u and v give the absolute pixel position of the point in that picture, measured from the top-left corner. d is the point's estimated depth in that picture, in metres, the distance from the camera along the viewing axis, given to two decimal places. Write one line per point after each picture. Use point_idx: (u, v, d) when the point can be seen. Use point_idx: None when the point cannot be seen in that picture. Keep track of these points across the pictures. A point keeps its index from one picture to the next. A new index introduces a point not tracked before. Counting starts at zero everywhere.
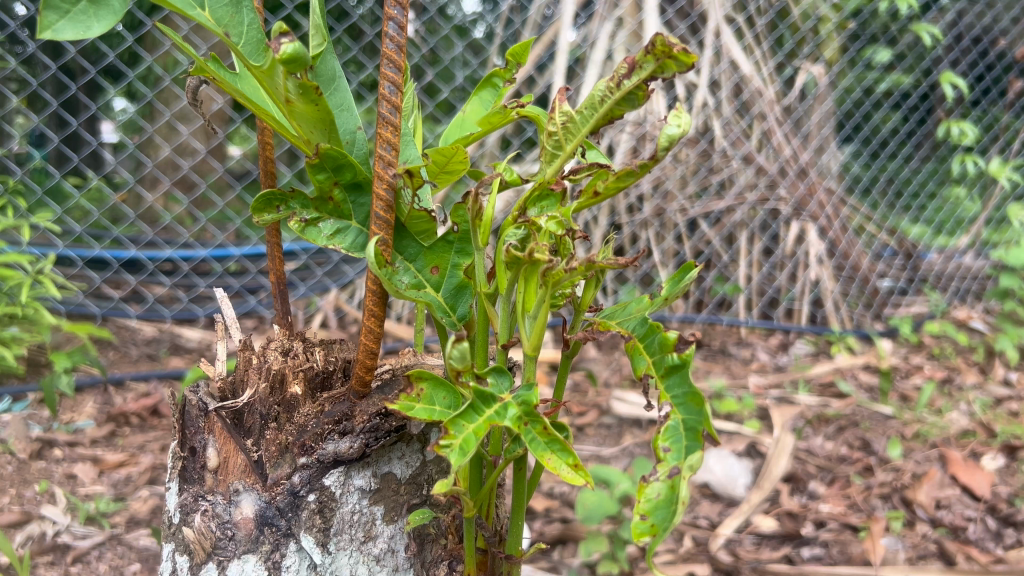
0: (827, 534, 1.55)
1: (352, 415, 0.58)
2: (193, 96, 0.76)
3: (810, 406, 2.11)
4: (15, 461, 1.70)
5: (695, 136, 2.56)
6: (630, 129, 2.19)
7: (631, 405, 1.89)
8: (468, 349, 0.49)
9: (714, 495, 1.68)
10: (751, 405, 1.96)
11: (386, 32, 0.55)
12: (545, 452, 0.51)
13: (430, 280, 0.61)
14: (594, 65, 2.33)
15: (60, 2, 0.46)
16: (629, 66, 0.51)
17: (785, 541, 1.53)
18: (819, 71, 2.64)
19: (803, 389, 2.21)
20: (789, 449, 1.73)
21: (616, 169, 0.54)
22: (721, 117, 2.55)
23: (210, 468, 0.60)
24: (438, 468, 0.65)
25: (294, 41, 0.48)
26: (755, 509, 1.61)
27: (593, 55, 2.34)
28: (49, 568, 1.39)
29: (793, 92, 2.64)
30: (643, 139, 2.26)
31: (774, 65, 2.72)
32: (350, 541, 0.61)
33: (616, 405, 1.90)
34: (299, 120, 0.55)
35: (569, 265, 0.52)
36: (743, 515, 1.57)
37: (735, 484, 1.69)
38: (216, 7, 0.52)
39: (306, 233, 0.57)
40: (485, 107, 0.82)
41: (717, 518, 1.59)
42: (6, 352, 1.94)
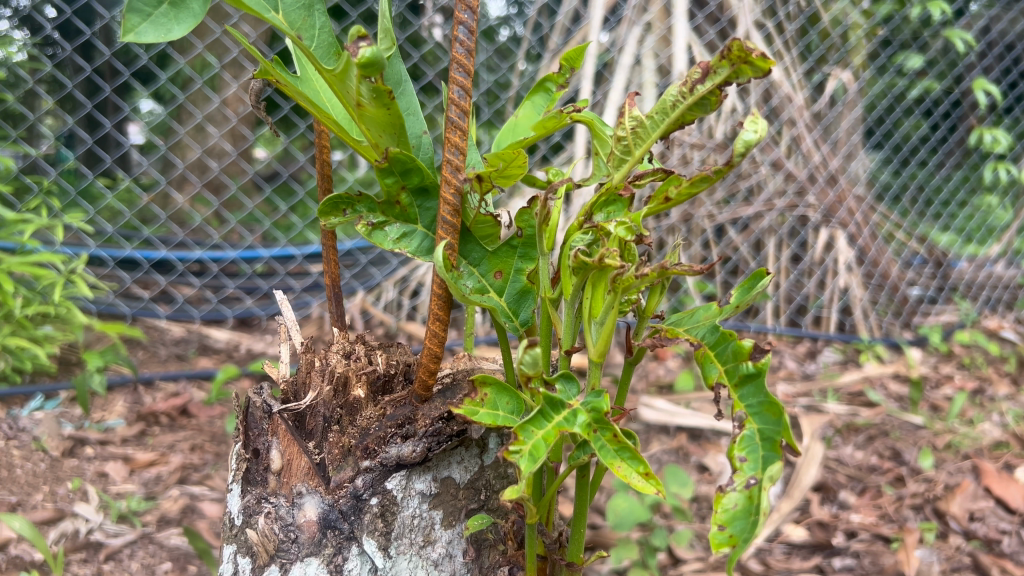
0: (858, 544, 1.53)
1: (414, 419, 0.58)
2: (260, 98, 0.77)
3: (840, 416, 2.08)
4: (47, 459, 1.72)
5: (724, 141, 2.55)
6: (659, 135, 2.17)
7: (658, 411, 1.83)
8: (540, 355, 0.49)
9: None
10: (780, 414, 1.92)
11: (456, 37, 0.55)
12: (614, 459, 0.51)
13: (493, 285, 0.60)
14: (624, 71, 2.33)
15: (142, 5, 0.46)
16: (703, 71, 0.51)
17: (815, 551, 1.52)
18: (850, 77, 2.62)
19: (832, 398, 2.20)
20: (819, 458, 1.69)
21: (688, 174, 0.52)
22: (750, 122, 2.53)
23: (273, 470, 0.60)
24: (495, 474, 0.65)
25: (372, 45, 0.48)
26: (785, 518, 1.59)
27: (622, 59, 2.34)
28: (82, 565, 1.41)
29: (823, 98, 2.62)
30: (672, 143, 2.25)
31: (803, 71, 2.70)
32: (410, 546, 0.61)
33: (643, 411, 1.84)
34: (368, 125, 0.55)
35: (640, 272, 0.52)
36: (772, 524, 1.56)
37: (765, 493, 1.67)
38: (290, 10, 0.52)
39: (373, 236, 0.57)
40: (536, 112, 0.82)
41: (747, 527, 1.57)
42: (38, 350, 1.96)
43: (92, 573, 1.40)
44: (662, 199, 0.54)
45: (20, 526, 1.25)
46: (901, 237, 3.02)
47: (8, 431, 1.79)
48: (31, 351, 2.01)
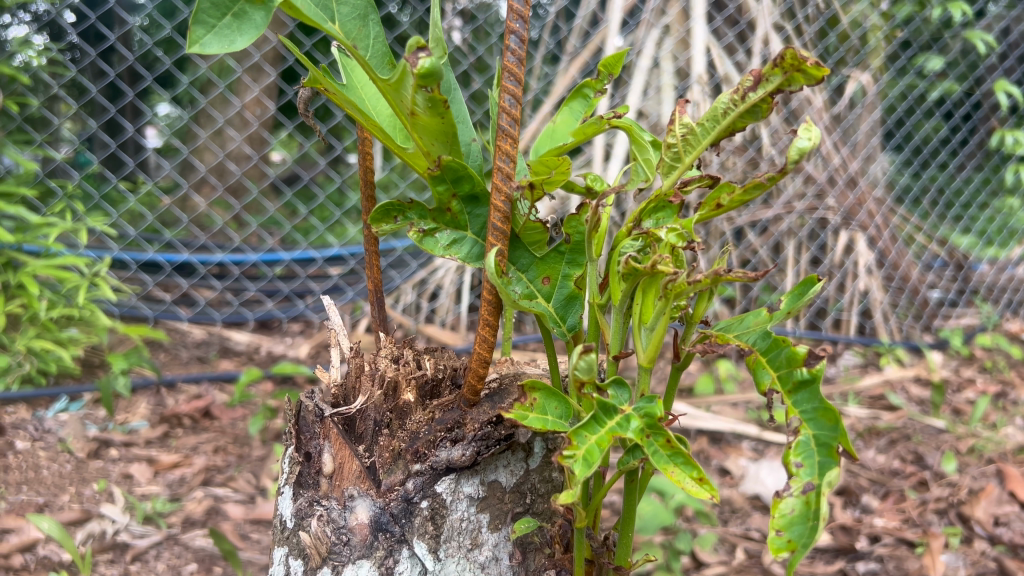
0: (882, 549, 1.53)
1: (462, 423, 0.59)
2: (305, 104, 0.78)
3: (862, 420, 2.08)
4: (73, 460, 1.74)
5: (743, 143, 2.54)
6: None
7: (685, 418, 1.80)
8: (594, 361, 0.50)
9: (765, 508, 1.63)
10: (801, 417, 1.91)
11: (508, 46, 0.55)
12: (668, 465, 0.51)
13: (541, 290, 0.60)
14: (642, 74, 2.33)
15: (207, 17, 0.46)
16: (755, 79, 0.51)
17: (839, 555, 1.52)
18: (870, 79, 2.61)
19: (853, 401, 2.19)
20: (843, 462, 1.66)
21: (742, 182, 0.52)
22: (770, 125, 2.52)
23: (325, 473, 0.61)
24: (541, 478, 0.65)
25: (430, 56, 0.48)
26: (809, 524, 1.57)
27: (640, 62, 2.35)
28: (109, 566, 1.42)
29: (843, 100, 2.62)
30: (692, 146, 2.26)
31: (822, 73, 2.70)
32: (458, 549, 0.61)
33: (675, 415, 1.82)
34: (420, 133, 0.55)
35: (692, 278, 0.52)
36: None
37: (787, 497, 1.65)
38: (346, 21, 0.53)
39: (424, 243, 0.58)
40: (574, 118, 0.82)
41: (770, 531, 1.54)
42: (64, 352, 1.98)
43: (119, 573, 1.41)
44: (714, 205, 0.54)
45: (49, 527, 1.29)
46: (922, 239, 3.01)
47: (34, 432, 1.81)
48: (56, 354, 2.03)
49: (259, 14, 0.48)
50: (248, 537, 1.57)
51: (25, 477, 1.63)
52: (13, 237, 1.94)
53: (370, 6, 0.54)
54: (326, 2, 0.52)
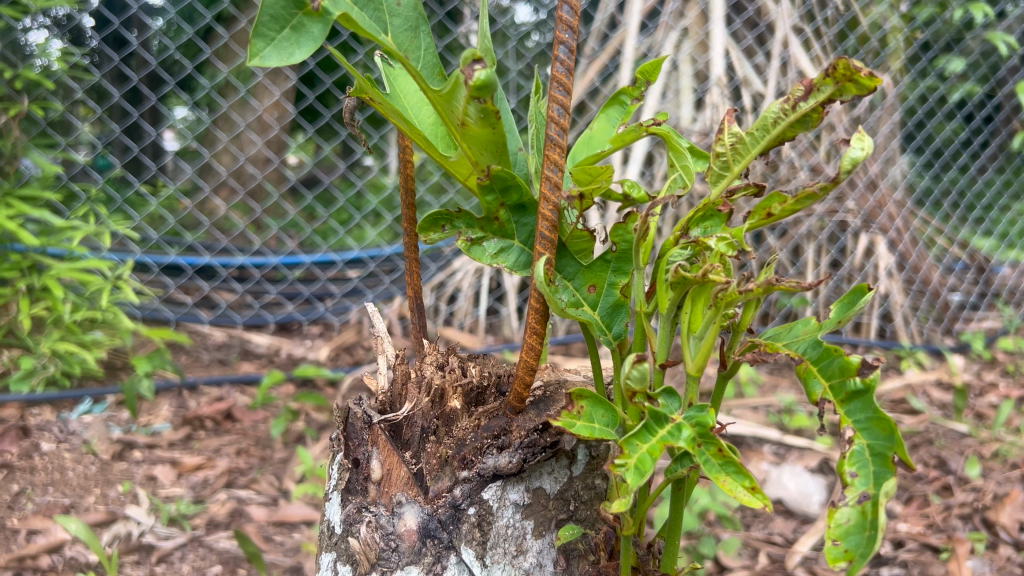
0: (907, 554, 1.52)
1: (509, 430, 0.60)
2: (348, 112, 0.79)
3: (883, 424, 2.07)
4: (98, 461, 1.76)
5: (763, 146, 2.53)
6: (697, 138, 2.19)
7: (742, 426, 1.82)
8: (646, 370, 0.50)
9: (787, 512, 1.63)
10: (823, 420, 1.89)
11: (557, 56, 0.56)
12: (719, 473, 0.51)
13: (587, 299, 0.61)
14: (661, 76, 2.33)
15: (267, 30, 0.47)
16: (807, 88, 0.51)
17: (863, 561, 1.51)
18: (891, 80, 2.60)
19: None
20: None
21: (793, 191, 0.52)
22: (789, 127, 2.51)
23: (374, 480, 0.61)
24: (584, 485, 0.65)
25: (486, 67, 0.49)
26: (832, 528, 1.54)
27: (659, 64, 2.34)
28: (135, 567, 1.44)
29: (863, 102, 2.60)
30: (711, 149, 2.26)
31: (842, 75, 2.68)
32: (503, 555, 0.62)
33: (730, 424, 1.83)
34: (469, 144, 0.56)
35: (742, 287, 0.52)
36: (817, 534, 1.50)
37: (810, 501, 1.63)
38: (398, 32, 0.54)
39: (472, 252, 0.60)
40: (611, 124, 0.82)
41: (793, 535, 1.54)
42: (87, 354, 2.00)
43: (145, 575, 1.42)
44: (764, 214, 0.54)
45: (77, 528, 1.31)
46: (943, 242, 2.99)
47: (59, 434, 1.84)
48: (79, 356, 2.05)
49: (318, 26, 0.48)
50: (272, 539, 1.58)
51: (51, 478, 1.66)
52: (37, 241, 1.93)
53: (422, 17, 0.55)
54: (381, 14, 0.52)
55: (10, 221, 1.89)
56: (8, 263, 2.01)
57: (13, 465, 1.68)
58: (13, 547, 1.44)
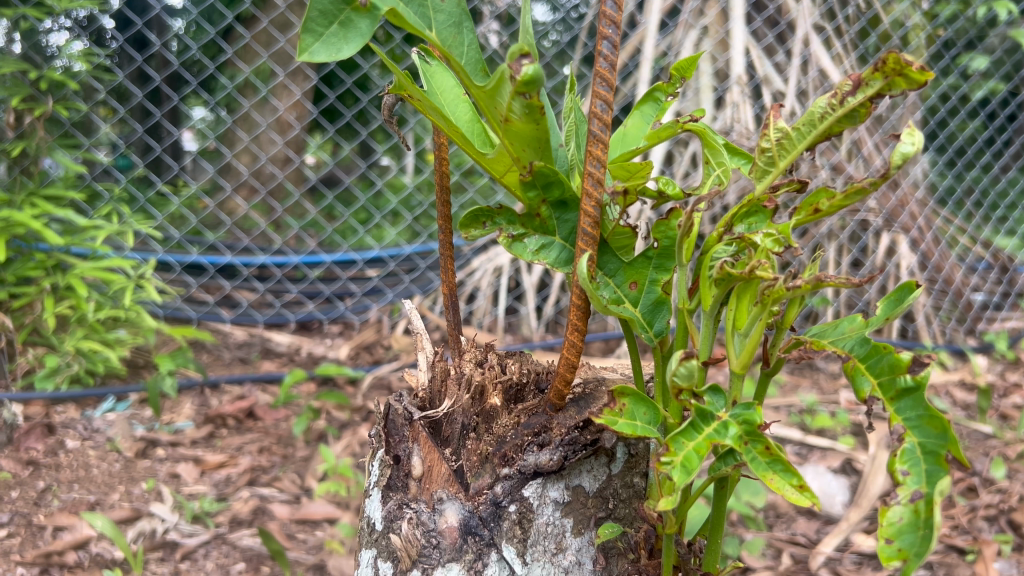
0: (932, 556, 1.51)
1: (549, 427, 0.60)
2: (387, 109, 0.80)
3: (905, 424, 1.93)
4: (121, 459, 1.77)
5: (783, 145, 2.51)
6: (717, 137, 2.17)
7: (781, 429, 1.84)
8: (693, 368, 0.50)
9: (810, 513, 1.61)
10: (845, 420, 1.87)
11: (601, 51, 0.55)
12: (766, 472, 0.51)
13: (628, 296, 0.60)
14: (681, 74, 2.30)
15: (315, 25, 0.47)
16: (855, 83, 0.51)
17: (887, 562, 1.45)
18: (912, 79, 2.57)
19: None
20: (887, 466, 1.60)
21: (841, 188, 0.52)
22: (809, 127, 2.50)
23: (415, 476, 0.62)
24: (623, 483, 0.65)
25: (534, 63, 0.49)
26: (855, 528, 1.52)
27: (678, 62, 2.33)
28: (160, 564, 1.45)
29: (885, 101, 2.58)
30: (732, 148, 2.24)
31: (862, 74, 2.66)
32: (543, 552, 0.61)
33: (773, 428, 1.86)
34: (512, 140, 0.56)
35: (790, 283, 0.52)
36: (840, 534, 1.49)
37: (832, 502, 1.62)
38: (442, 28, 0.54)
39: (513, 248, 0.60)
40: (646, 121, 0.82)
41: (815, 536, 1.53)
42: (111, 353, 2.01)
43: (169, 572, 1.43)
44: (811, 210, 0.54)
45: (102, 524, 1.32)
46: (966, 241, 2.96)
47: (83, 432, 1.86)
48: (103, 355, 2.06)
49: (365, 22, 0.48)
50: (295, 536, 1.58)
51: (76, 476, 1.68)
52: (62, 240, 1.94)
53: (465, 13, 0.55)
54: (426, 10, 0.52)
55: (34, 221, 1.90)
56: (32, 262, 2.02)
57: (39, 463, 1.70)
58: (40, 543, 1.45)
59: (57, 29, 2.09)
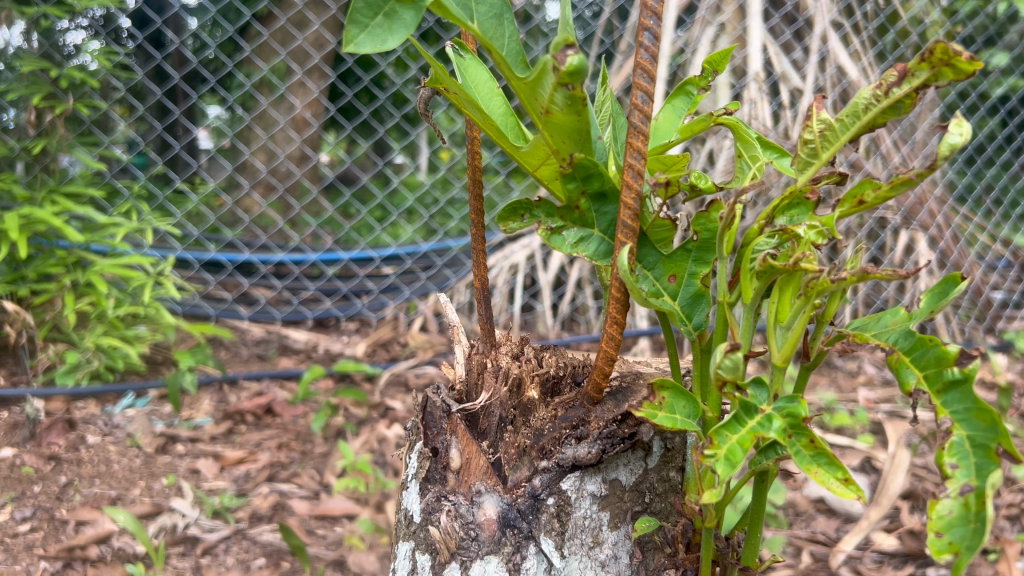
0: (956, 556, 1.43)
1: (587, 421, 0.60)
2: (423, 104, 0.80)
3: (927, 422, 1.91)
4: (141, 455, 1.79)
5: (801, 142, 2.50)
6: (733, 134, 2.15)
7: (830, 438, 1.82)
8: (738, 360, 0.49)
9: (829, 511, 1.60)
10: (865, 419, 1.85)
11: (642, 42, 0.55)
12: (811, 465, 0.51)
13: (667, 289, 0.60)
14: (696, 71, 2.29)
15: (361, 16, 0.47)
16: (901, 74, 0.50)
17: (908, 560, 1.43)
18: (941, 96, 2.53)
19: (918, 403, 1.99)
20: (906, 464, 1.58)
21: (887, 179, 0.51)
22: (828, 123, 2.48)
23: (454, 468, 0.62)
24: (660, 477, 0.65)
25: (578, 53, 0.48)
26: (875, 527, 1.50)
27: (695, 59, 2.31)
28: (180, 560, 1.45)
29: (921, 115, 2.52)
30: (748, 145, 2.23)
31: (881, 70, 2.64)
32: (580, 546, 0.61)
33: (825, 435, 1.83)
34: (552, 133, 0.56)
35: (835, 275, 0.51)
36: (861, 533, 1.48)
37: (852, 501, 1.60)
38: (484, 20, 0.54)
39: (552, 240, 0.60)
40: (677, 115, 0.81)
41: (834, 535, 1.51)
42: (130, 350, 2.02)
43: (190, 567, 1.44)
44: (855, 201, 0.53)
45: (125, 519, 1.33)
46: (985, 239, 2.93)
47: (103, 427, 1.87)
48: (123, 351, 2.06)
49: (410, 13, 0.48)
50: (315, 532, 1.58)
51: (97, 471, 1.69)
52: (82, 237, 1.94)
53: (507, 5, 0.55)
54: (466, 1, 0.53)
55: (55, 218, 1.90)
56: (53, 259, 2.02)
57: (60, 458, 1.72)
58: (62, 537, 1.46)
59: (75, 29, 2.08)
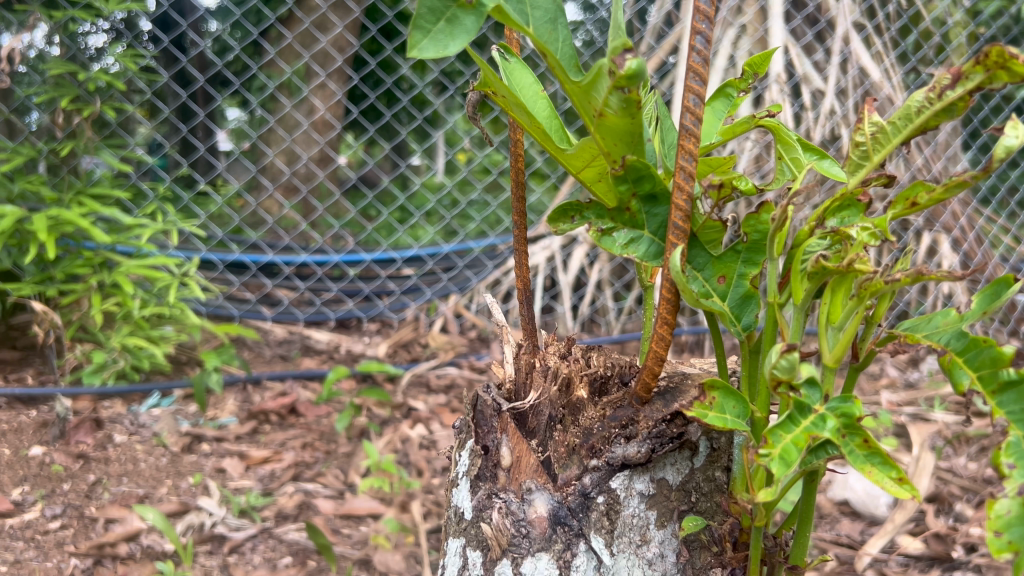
0: (981, 559, 1.41)
1: (636, 420, 0.61)
2: (469, 108, 0.81)
3: (951, 425, 1.91)
4: (168, 454, 1.80)
5: (823, 144, 2.49)
6: (755, 136, 2.14)
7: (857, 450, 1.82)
8: (794, 360, 0.50)
9: (854, 514, 1.60)
10: (888, 421, 1.84)
11: (694, 46, 0.56)
12: (864, 465, 0.51)
13: (716, 290, 0.61)
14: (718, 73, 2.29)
15: (424, 22, 0.48)
16: (954, 76, 0.50)
17: (934, 564, 1.42)
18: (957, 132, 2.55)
19: (939, 407, 2.00)
20: (930, 467, 1.59)
21: (940, 181, 0.52)
22: (850, 126, 2.47)
23: (503, 466, 0.63)
24: (706, 476, 0.65)
25: (637, 57, 0.49)
26: (900, 530, 1.49)
27: (716, 61, 2.31)
28: (208, 558, 1.47)
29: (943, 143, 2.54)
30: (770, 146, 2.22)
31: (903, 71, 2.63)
32: (628, 544, 0.63)
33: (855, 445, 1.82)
34: (605, 136, 0.57)
35: (889, 276, 0.52)
36: (886, 535, 1.47)
37: (877, 503, 1.59)
38: (539, 24, 0.54)
39: (602, 242, 0.62)
40: (717, 118, 0.81)
41: (859, 537, 1.51)
42: (156, 349, 2.04)
43: (218, 566, 1.45)
44: (908, 203, 0.54)
45: (155, 516, 1.36)
46: (1009, 241, 2.91)
47: (130, 426, 1.89)
48: (148, 352, 2.08)
49: (471, 19, 0.49)
50: (340, 531, 1.59)
51: (125, 469, 1.71)
52: (108, 238, 1.96)
53: (561, 9, 0.55)
54: (523, 7, 0.53)
55: (83, 219, 1.91)
56: (80, 260, 2.03)
57: (89, 456, 1.74)
58: (92, 535, 1.48)
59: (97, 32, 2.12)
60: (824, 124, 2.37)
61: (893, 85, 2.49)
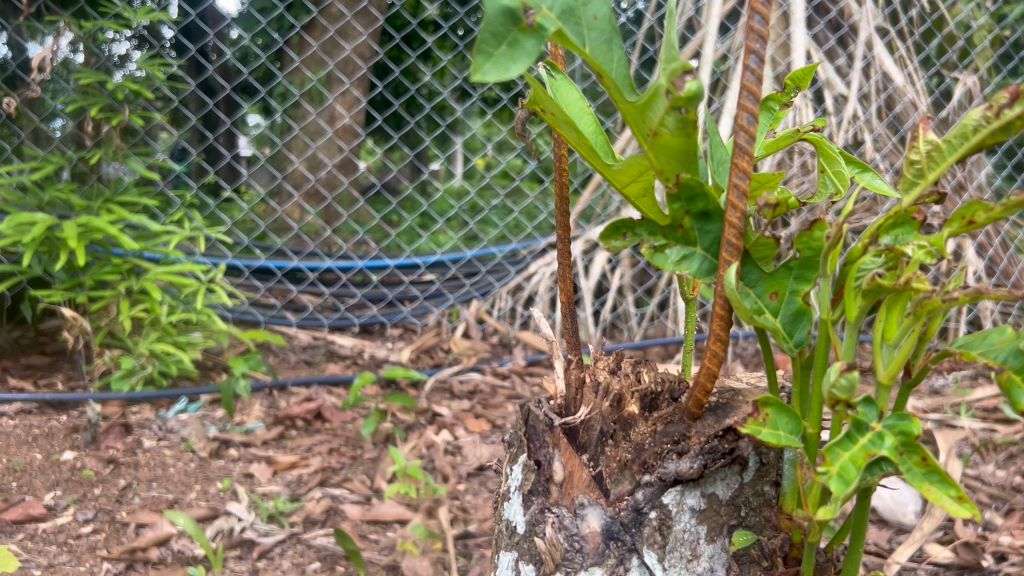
0: (1011, 568, 1.41)
1: (688, 436, 0.62)
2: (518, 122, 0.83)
3: (977, 432, 1.89)
4: (196, 459, 1.82)
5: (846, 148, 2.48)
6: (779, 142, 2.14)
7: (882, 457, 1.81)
8: (854, 379, 0.50)
9: (881, 521, 1.58)
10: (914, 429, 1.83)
11: (747, 65, 0.56)
12: (923, 483, 0.51)
13: (768, 306, 0.61)
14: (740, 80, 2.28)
15: (487, 46, 0.49)
16: (1013, 96, 0.50)
17: (964, 573, 1.41)
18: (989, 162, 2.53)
19: (965, 413, 1.99)
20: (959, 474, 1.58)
21: (997, 200, 0.52)
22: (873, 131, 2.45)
23: (556, 481, 0.65)
24: (754, 490, 0.66)
25: (696, 78, 0.49)
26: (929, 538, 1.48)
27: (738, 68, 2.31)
28: (238, 563, 1.48)
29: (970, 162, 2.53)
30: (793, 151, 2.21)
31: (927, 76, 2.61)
32: (680, 558, 0.64)
33: None
34: (659, 154, 0.57)
35: (947, 295, 0.52)
36: (915, 544, 1.46)
37: (904, 510, 1.58)
38: (595, 45, 0.55)
39: (655, 258, 0.63)
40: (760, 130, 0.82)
41: (886, 546, 1.50)
42: (184, 355, 2.06)
43: (248, 571, 1.47)
44: (964, 222, 0.54)
45: (185, 522, 1.37)
46: None
47: (158, 431, 1.91)
48: (176, 357, 2.10)
49: (532, 41, 0.50)
50: (367, 537, 1.60)
51: (154, 474, 1.73)
52: (136, 245, 1.96)
53: (615, 29, 0.56)
54: (580, 28, 0.54)
55: (112, 227, 1.93)
56: (108, 266, 2.04)
57: (119, 461, 1.76)
58: (124, 539, 1.50)
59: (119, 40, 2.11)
60: (847, 129, 2.36)
61: (916, 89, 2.48)
